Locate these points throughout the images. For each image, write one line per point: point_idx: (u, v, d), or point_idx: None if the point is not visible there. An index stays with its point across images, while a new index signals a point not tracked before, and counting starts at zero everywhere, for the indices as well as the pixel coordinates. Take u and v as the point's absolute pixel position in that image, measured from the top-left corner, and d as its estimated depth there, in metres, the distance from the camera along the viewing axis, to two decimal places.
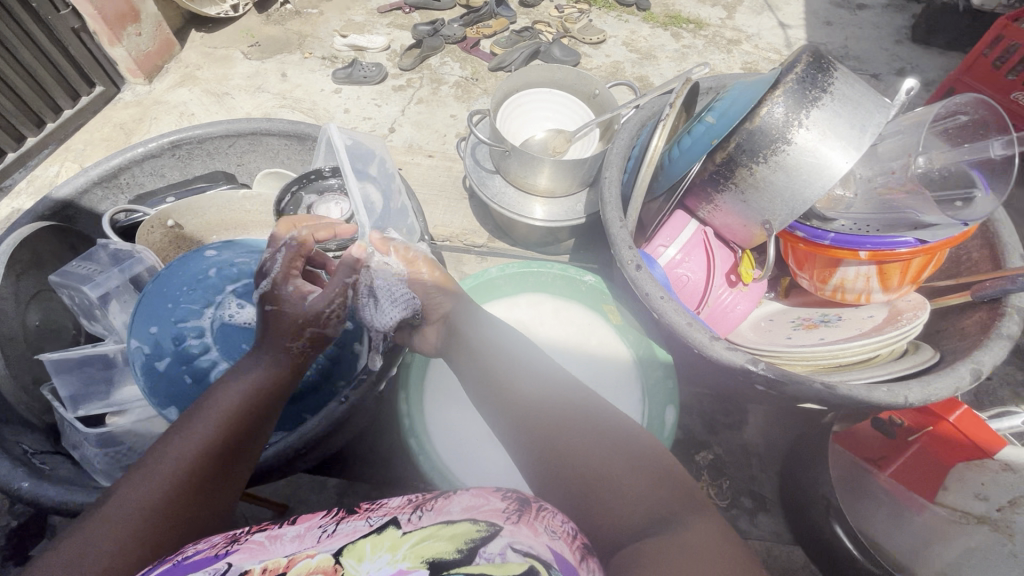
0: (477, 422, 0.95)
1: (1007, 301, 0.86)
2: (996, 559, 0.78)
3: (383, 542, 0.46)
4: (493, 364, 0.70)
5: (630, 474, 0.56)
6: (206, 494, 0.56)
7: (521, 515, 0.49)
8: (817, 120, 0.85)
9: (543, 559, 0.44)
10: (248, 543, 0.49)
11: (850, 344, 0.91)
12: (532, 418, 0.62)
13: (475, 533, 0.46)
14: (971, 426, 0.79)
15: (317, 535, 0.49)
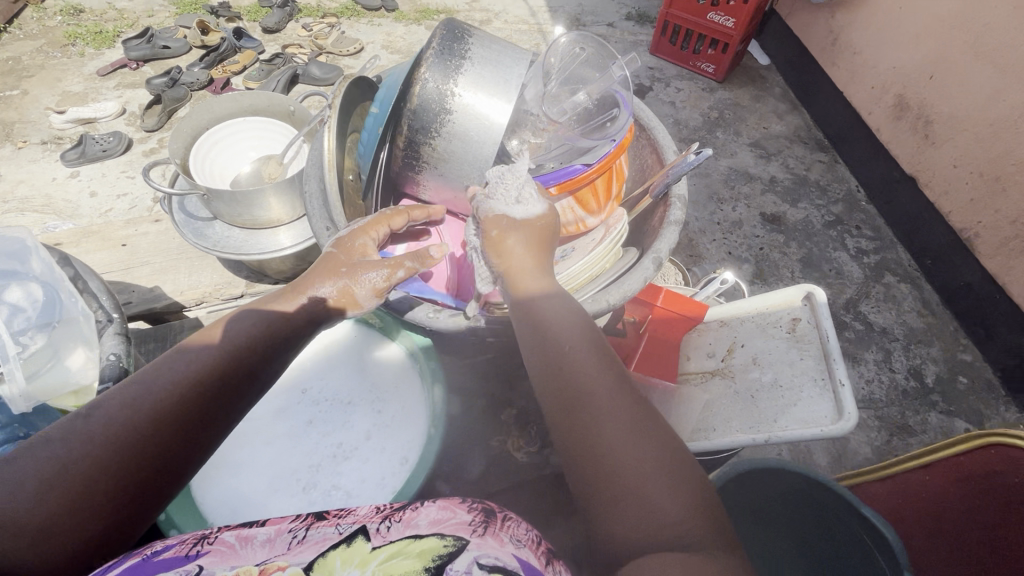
0: (256, 477, 0.94)
1: (671, 192, 1.03)
2: (726, 399, 0.97)
3: (353, 558, 0.57)
4: (544, 328, 0.70)
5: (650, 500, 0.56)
6: (178, 427, 0.65)
7: (486, 528, 0.61)
8: (467, 83, 0.91)
9: (505, 570, 0.55)
10: (218, 547, 0.59)
11: (570, 270, 1.02)
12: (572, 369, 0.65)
13: (442, 549, 0.57)
14: (676, 303, 1.02)
15: (287, 542, 0.60)
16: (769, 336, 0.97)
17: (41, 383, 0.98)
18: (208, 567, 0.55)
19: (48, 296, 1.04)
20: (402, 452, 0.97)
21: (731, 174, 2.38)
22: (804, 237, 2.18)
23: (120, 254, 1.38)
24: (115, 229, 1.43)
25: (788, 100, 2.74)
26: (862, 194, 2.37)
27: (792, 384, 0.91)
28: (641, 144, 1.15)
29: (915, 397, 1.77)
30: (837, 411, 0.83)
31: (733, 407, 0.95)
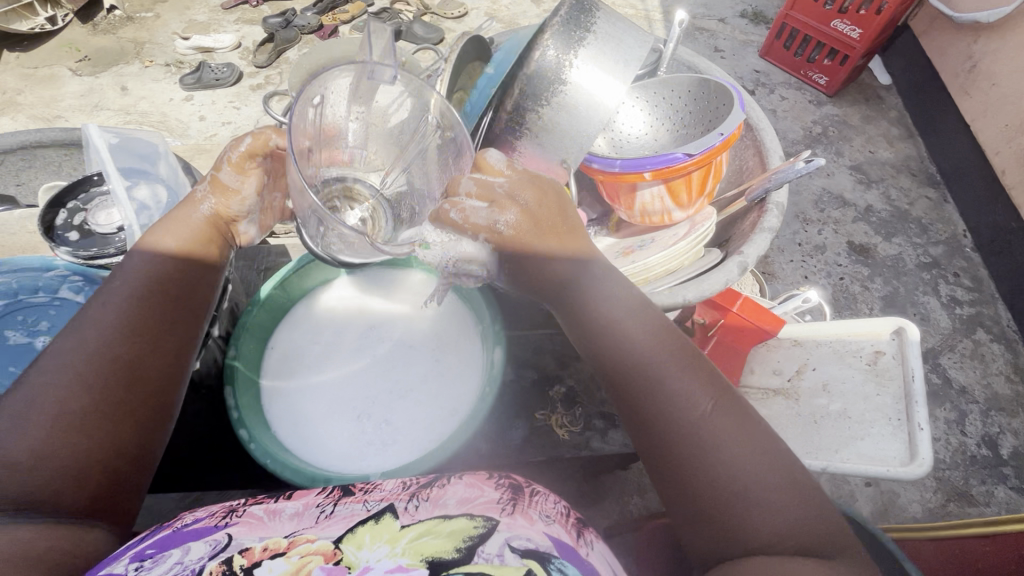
0: (317, 403, 0.97)
1: (770, 199, 0.98)
2: (785, 419, 0.91)
3: (382, 534, 0.55)
4: (616, 332, 0.72)
5: (740, 447, 0.63)
6: (62, 436, 0.61)
7: (516, 506, 0.60)
8: (587, 57, 0.91)
9: (538, 556, 0.53)
10: (249, 517, 0.59)
11: (649, 260, 1.00)
12: (621, 353, 0.71)
13: (473, 528, 0.55)
14: (752, 311, 0.94)
15: (314, 513, 0.60)
16: (846, 365, 0.93)
17: None
18: (236, 538, 0.55)
19: (171, 198, 0.89)
20: (448, 411, 0.96)
21: (826, 195, 2.20)
22: (890, 277, 2.00)
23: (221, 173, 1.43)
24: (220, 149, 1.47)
25: (903, 126, 2.50)
26: (967, 240, 2.15)
27: (862, 419, 0.86)
28: (744, 145, 1.10)
29: (984, 467, 1.60)
30: (909, 454, 0.80)
31: (792, 429, 0.90)
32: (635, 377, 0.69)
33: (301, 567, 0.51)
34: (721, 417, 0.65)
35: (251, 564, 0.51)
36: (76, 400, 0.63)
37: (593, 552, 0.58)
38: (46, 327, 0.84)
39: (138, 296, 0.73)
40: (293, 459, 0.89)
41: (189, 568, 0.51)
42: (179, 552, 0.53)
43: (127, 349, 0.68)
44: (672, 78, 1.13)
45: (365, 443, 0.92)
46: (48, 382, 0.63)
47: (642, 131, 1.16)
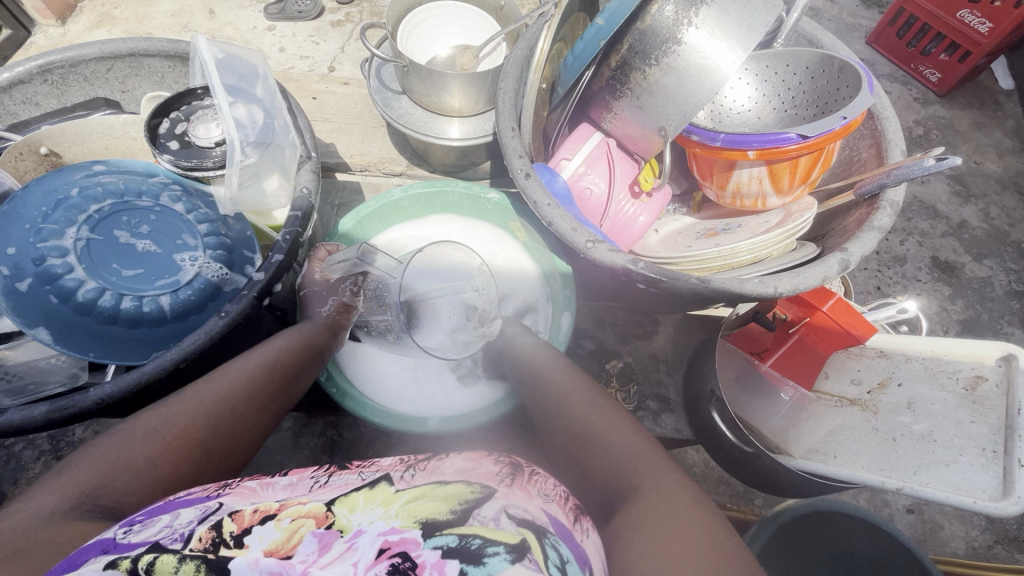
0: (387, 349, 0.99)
1: (883, 196, 0.90)
2: (860, 431, 0.88)
3: (376, 498, 0.54)
4: (559, 386, 0.80)
5: (616, 441, 0.68)
6: (175, 457, 0.63)
7: (514, 480, 0.57)
8: (708, 17, 0.83)
9: (534, 527, 0.51)
10: (240, 489, 0.57)
11: (738, 244, 0.94)
12: (541, 379, 0.82)
13: (467, 493, 0.53)
14: (843, 314, 0.89)
15: (310, 484, 0.59)
16: (938, 386, 0.85)
17: (242, 198, 0.84)
18: (227, 504, 0.53)
19: (266, 120, 0.87)
20: (509, 371, 0.99)
21: None
22: (978, 299, 1.40)
23: (307, 105, 1.43)
24: (309, 81, 1.47)
25: None
26: None
27: (949, 444, 0.80)
28: (860, 134, 1.01)
29: None
30: (1001, 490, 0.72)
31: (867, 442, 0.86)
32: (545, 401, 0.79)
33: (293, 531, 0.49)
34: (602, 425, 0.71)
35: (240, 532, 0.49)
36: (192, 428, 0.66)
37: (589, 539, 0.56)
38: (147, 232, 0.80)
39: (275, 369, 0.76)
40: (356, 391, 0.94)
41: (177, 532, 0.49)
42: (169, 517, 0.51)
43: (243, 408, 0.71)
44: (788, 52, 1.03)
45: (425, 390, 0.97)
46: (171, 409, 0.66)
47: (746, 106, 1.09)
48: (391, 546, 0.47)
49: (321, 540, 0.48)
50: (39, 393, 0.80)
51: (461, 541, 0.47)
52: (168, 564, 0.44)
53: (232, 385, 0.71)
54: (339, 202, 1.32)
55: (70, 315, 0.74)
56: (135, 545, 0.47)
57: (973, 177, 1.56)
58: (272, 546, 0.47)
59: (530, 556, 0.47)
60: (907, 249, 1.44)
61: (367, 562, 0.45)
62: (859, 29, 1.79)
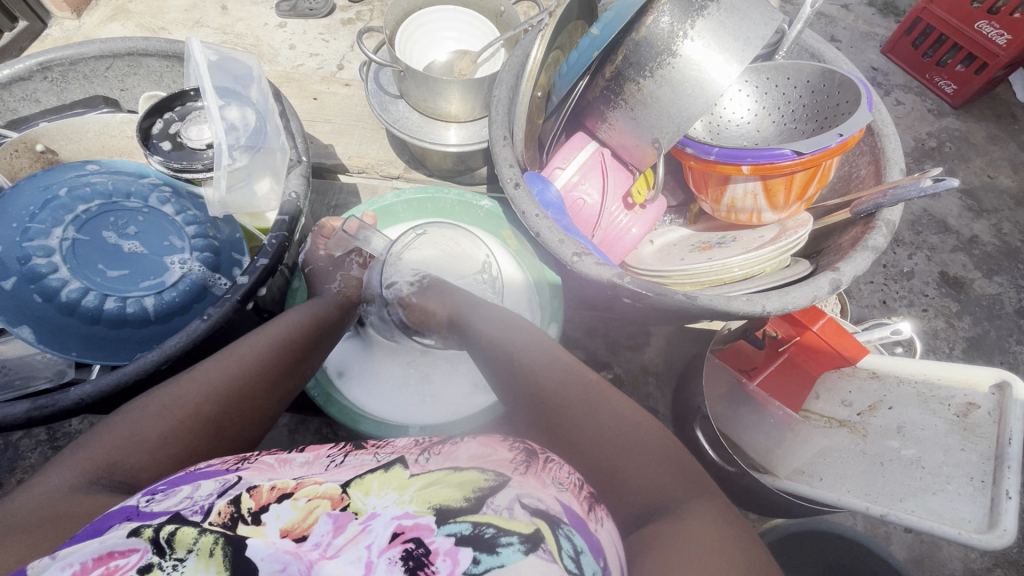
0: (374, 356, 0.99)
1: (879, 215, 0.88)
2: (847, 453, 0.87)
3: (391, 482, 0.52)
4: (523, 355, 0.73)
5: (613, 424, 0.62)
6: (187, 434, 0.62)
7: (528, 467, 0.54)
8: (704, 30, 0.82)
9: (548, 517, 0.48)
10: (259, 464, 0.57)
11: (730, 259, 0.92)
12: (519, 363, 0.72)
13: (482, 481, 0.51)
14: (833, 334, 0.87)
15: (326, 462, 0.57)
16: (929, 411, 0.83)
17: (231, 200, 0.84)
18: (246, 479, 0.53)
19: (259, 124, 0.88)
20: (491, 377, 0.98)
21: None
22: (986, 315, 1.37)
23: (308, 106, 1.43)
24: (311, 82, 1.47)
25: None
26: None
27: (938, 472, 0.78)
28: (859, 151, 1.00)
29: None
30: (988, 522, 0.70)
31: (854, 466, 0.86)
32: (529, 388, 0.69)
33: (309, 512, 0.48)
34: (598, 407, 0.64)
35: (258, 508, 0.48)
36: (204, 407, 0.65)
37: (603, 530, 0.52)
38: (134, 233, 0.81)
39: (289, 347, 0.76)
40: (340, 397, 0.94)
41: (199, 504, 0.48)
42: (191, 488, 0.51)
43: (255, 386, 0.70)
44: (789, 65, 1.01)
45: (405, 394, 0.97)
46: (186, 388, 0.66)
47: (745, 119, 1.08)
48: (404, 531, 0.45)
49: (336, 522, 0.46)
50: (28, 388, 0.81)
51: (475, 529, 0.45)
52: (189, 536, 0.44)
53: (244, 368, 0.70)
54: (336, 204, 1.32)
55: (55, 315, 0.75)
56: (158, 513, 0.48)
57: (986, 193, 1.53)
58: (289, 525, 0.46)
59: (545, 547, 0.45)
60: (915, 264, 1.41)
61: (381, 546, 0.44)
62: (875, 38, 1.75)
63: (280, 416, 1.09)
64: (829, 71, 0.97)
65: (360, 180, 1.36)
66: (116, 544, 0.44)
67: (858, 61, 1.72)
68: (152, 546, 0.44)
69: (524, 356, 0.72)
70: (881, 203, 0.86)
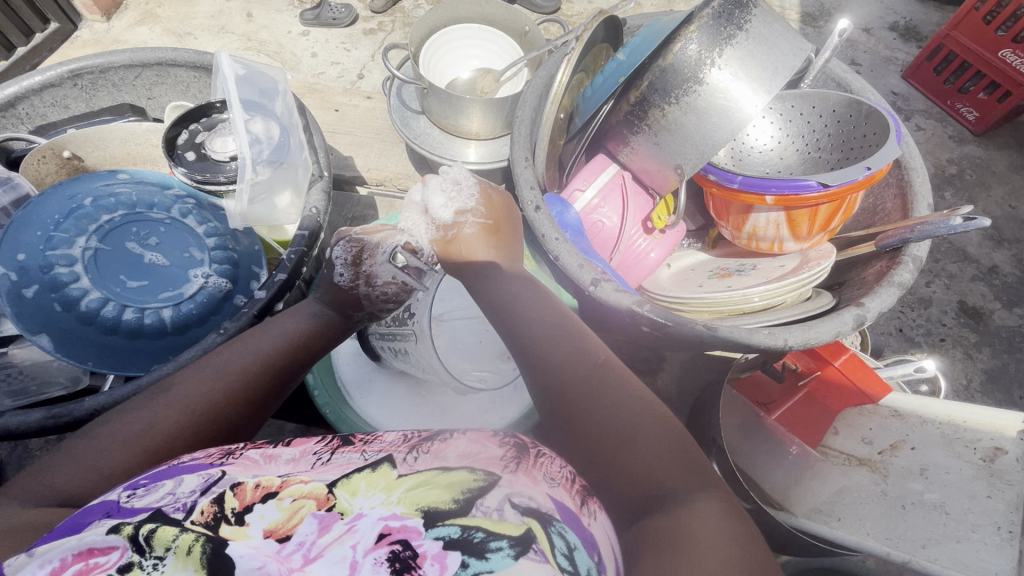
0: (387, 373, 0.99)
1: (906, 250, 0.86)
2: (866, 493, 0.84)
3: (378, 483, 0.48)
4: (528, 318, 0.66)
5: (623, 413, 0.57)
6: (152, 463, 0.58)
7: (520, 464, 0.50)
8: (731, 58, 0.81)
9: (540, 516, 0.45)
10: (243, 460, 0.51)
11: (751, 290, 0.91)
12: (525, 333, 0.65)
13: (471, 482, 0.47)
14: (856, 371, 0.86)
15: (311, 461, 0.51)
16: (953, 454, 0.80)
17: (252, 213, 0.83)
18: (230, 474, 0.49)
19: (282, 137, 0.88)
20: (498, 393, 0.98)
21: None
22: (1006, 347, 1.33)
23: (329, 117, 1.44)
24: (333, 94, 1.48)
25: None
26: None
27: (963, 519, 0.75)
28: (885, 183, 0.98)
29: None
30: None
31: (872, 507, 0.83)
32: (534, 364, 0.63)
33: (293, 513, 0.45)
34: (607, 394, 0.59)
35: (242, 509, 0.45)
36: (174, 435, 0.60)
37: (597, 522, 0.49)
38: (155, 244, 0.82)
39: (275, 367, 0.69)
40: (349, 414, 0.96)
41: (180, 502, 0.45)
42: (173, 484, 0.48)
43: (233, 409, 0.65)
44: (815, 93, 1.00)
45: (415, 409, 0.96)
46: (159, 412, 0.61)
47: (768, 146, 1.07)
48: (391, 532, 0.43)
49: (320, 523, 0.44)
50: (43, 395, 0.83)
51: (463, 533, 0.43)
52: (168, 533, 0.42)
53: (221, 392, 0.65)
54: (353, 216, 1.33)
55: (73, 324, 0.76)
56: (138, 510, 0.45)
57: (1007, 223, 1.49)
58: (272, 526, 0.44)
59: (536, 548, 0.42)
60: (933, 292, 1.38)
61: (366, 547, 0.42)
62: (895, 62, 1.74)
63: (286, 425, 1.09)
64: (855, 102, 0.95)
65: (378, 193, 1.36)
66: (95, 541, 0.41)
67: (879, 84, 1.69)
68: (131, 543, 0.42)
69: (532, 315, 0.66)
70: (908, 239, 0.85)
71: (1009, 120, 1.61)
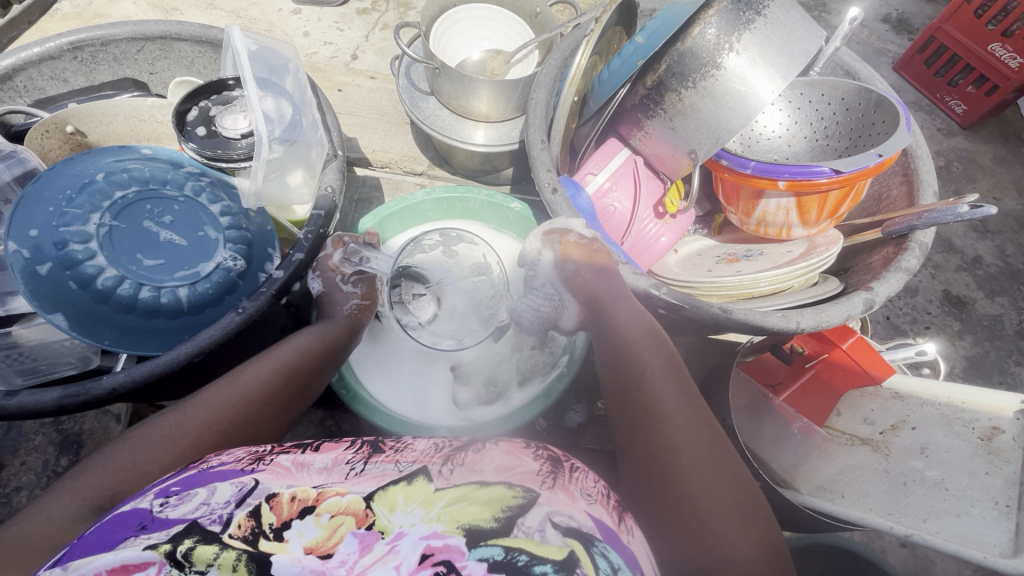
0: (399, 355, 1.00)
1: (912, 237, 0.88)
2: (870, 472, 0.88)
3: (417, 496, 0.48)
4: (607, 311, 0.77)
5: (715, 470, 0.57)
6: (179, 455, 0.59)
7: (556, 481, 0.51)
8: (750, 44, 0.81)
9: (581, 536, 0.46)
10: (275, 466, 0.52)
11: (761, 274, 0.92)
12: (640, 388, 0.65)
13: (512, 500, 0.48)
14: (862, 353, 0.88)
15: (344, 471, 0.52)
16: (952, 433, 0.84)
17: (266, 192, 0.82)
18: (263, 484, 0.49)
19: (295, 116, 0.86)
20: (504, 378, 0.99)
21: None
22: (988, 336, 1.38)
23: (332, 97, 1.42)
24: (334, 73, 1.46)
25: None
26: None
27: (962, 494, 0.79)
28: (891, 170, 1.00)
29: None
30: (1012, 547, 0.72)
31: (876, 485, 0.86)
32: (629, 394, 0.66)
33: (333, 530, 0.45)
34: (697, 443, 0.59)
35: (279, 524, 0.45)
36: (205, 435, 0.61)
37: (634, 540, 0.51)
38: (169, 222, 0.80)
39: (291, 374, 0.72)
40: (364, 395, 0.94)
41: (216, 514, 0.45)
42: (207, 493, 0.48)
43: (257, 411, 0.66)
44: (824, 81, 1.01)
45: (426, 388, 0.98)
46: (186, 415, 0.62)
47: (777, 133, 1.08)
48: (433, 553, 0.43)
49: (362, 542, 0.44)
50: (52, 374, 0.82)
51: (506, 555, 0.43)
52: (209, 551, 0.42)
53: (250, 391, 0.67)
54: (357, 197, 1.31)
55: (88, 302, 0.75)
56: (172, 522, 0.45)
57: (993, 214, 1.53)
58: (312, 544, 0.44)
59: (580, 572, 0.42)
60: (921, 281, 1.42)
61: (410, 567, 0.42)
62: (889, 54, 1.76)
63: None
64: (863, 90, 0.97)
65: (382, 175, 1.35)
66: (131, 556, 0.42)
67: None
68: (168, 559, 0.42)
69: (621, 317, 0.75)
70: (915, 227, 0.87)
71: (997, 114, 1.65)
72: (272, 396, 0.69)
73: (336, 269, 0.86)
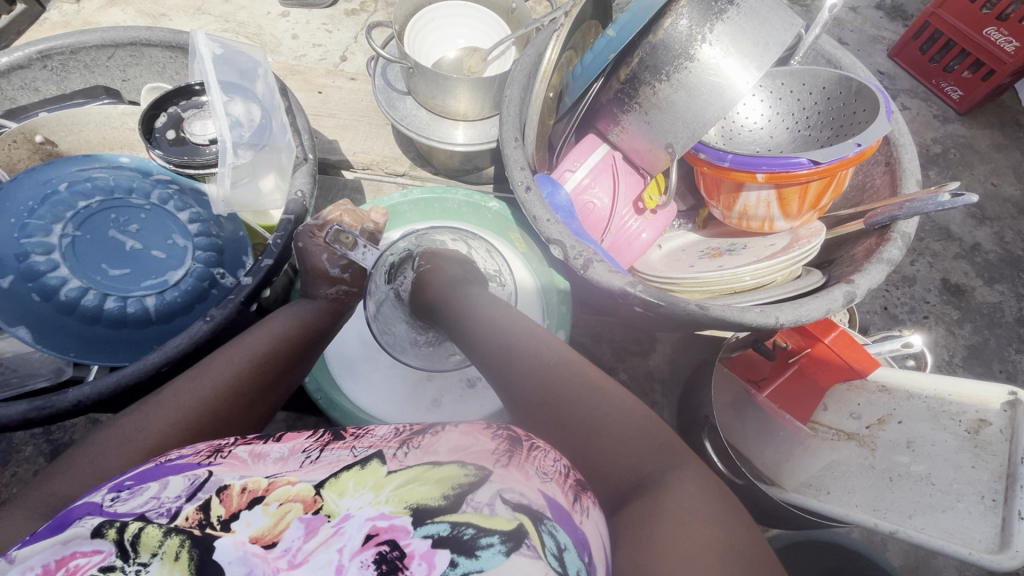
0: (379, 359, 1.00)
1: (894, 227, 0.87)
2: (855, 467, 0.87)
3: (367, 481, 0.46)
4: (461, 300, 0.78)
5: (597, 405, 0.59)
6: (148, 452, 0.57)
7: (511, 458, 0.49)
8: (722, 34, 0.80)
9: (530, 512, 0.44)
10: (231, 458, 0.50)
11: (742, 269, 0.91)
12: (522, 379, 0.64)
13: (463, 477, 0.46)
14: (845, 347, 0.87)
15: (300, 459, 0.50)
16: (939, 427, 0.82)
17: (235, 198, 0.81)
18: (216, 476, 0.47)
19: (263, 120, 0.85)
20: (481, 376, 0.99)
21: None
22: (987, 324, 1.36)
23: (313, 100, 1.40)
24: (315, 75, 1.44)
25: None
26: None
27: (948, 489, 0.78)
28: (874, 160, 0.99)
29: None
30: (999, 542, 0.70)
31: (862, 480, 0.86)
32: (509, 364, 0.66)
33: (281, 517, 0.43)
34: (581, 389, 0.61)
35: (227, 516, 0.43)
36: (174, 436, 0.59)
37: (589, 520, 0.47)
38: (135, 230, 0.80)
39: (267, 365, 0.71)
40: (343, 401, 0.94)
41: (164, 507, 0.44)
42: (158, 487, 0.46)
43: (229, 407, 0.65)
44: (805, 70, 1.00)
45: (408, 390, 0.98)
46: (151, 415, 0.60)
47: (759, 124, 1.06)
48: (379, 532, 0.41)
49: (307, 528, 0.42)
50: (24, 387, 0.80)
51: (453, 530, 0.41)
52: (154, 538, 0.41)
53: (220, 384, 0.66)
54: (339, 200, 1.30)
55: (52, 314, 0.75)
56: (123, 514, 0.43)
57: (989, 201, 1.51)
58: (259, 533, 0.42)
59: (528, 544, 0.41)
60: (917, 270, 1.40)
61: (353, 550, 0.40)
62: (882, 42, 1.73)
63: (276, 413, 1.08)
64: (844, 78, 0.95)
65: (365, 177, 1.33)
66: (80, 544, 0.41)
67: (866, 64, 1.69)
68: (116, 548, 0.41)
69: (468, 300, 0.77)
70: (894, 218, 0.86)
71: (992, 98, 1.62)
72: (252, 390, 0.69)
73: (322, 247, 0.84)
